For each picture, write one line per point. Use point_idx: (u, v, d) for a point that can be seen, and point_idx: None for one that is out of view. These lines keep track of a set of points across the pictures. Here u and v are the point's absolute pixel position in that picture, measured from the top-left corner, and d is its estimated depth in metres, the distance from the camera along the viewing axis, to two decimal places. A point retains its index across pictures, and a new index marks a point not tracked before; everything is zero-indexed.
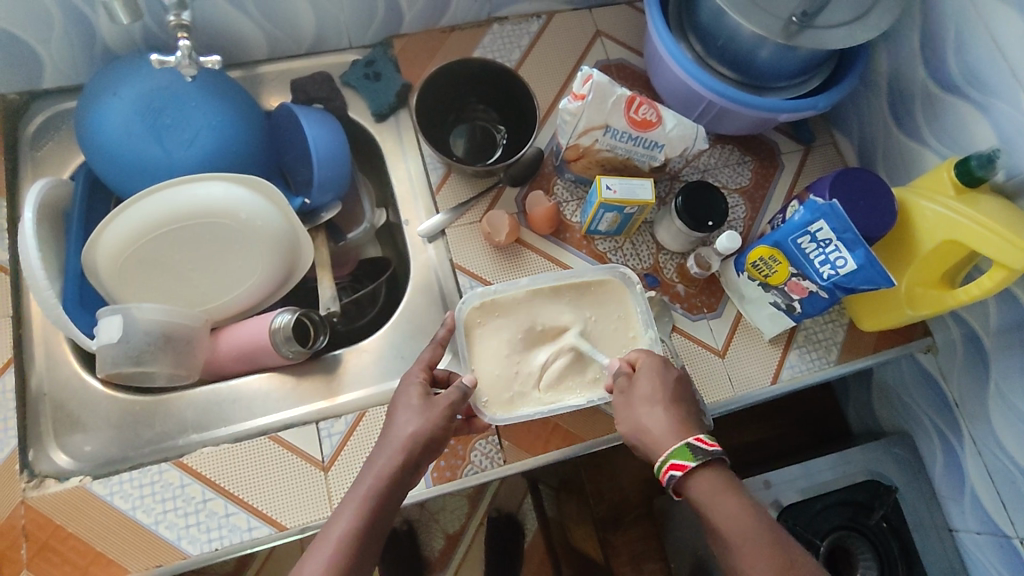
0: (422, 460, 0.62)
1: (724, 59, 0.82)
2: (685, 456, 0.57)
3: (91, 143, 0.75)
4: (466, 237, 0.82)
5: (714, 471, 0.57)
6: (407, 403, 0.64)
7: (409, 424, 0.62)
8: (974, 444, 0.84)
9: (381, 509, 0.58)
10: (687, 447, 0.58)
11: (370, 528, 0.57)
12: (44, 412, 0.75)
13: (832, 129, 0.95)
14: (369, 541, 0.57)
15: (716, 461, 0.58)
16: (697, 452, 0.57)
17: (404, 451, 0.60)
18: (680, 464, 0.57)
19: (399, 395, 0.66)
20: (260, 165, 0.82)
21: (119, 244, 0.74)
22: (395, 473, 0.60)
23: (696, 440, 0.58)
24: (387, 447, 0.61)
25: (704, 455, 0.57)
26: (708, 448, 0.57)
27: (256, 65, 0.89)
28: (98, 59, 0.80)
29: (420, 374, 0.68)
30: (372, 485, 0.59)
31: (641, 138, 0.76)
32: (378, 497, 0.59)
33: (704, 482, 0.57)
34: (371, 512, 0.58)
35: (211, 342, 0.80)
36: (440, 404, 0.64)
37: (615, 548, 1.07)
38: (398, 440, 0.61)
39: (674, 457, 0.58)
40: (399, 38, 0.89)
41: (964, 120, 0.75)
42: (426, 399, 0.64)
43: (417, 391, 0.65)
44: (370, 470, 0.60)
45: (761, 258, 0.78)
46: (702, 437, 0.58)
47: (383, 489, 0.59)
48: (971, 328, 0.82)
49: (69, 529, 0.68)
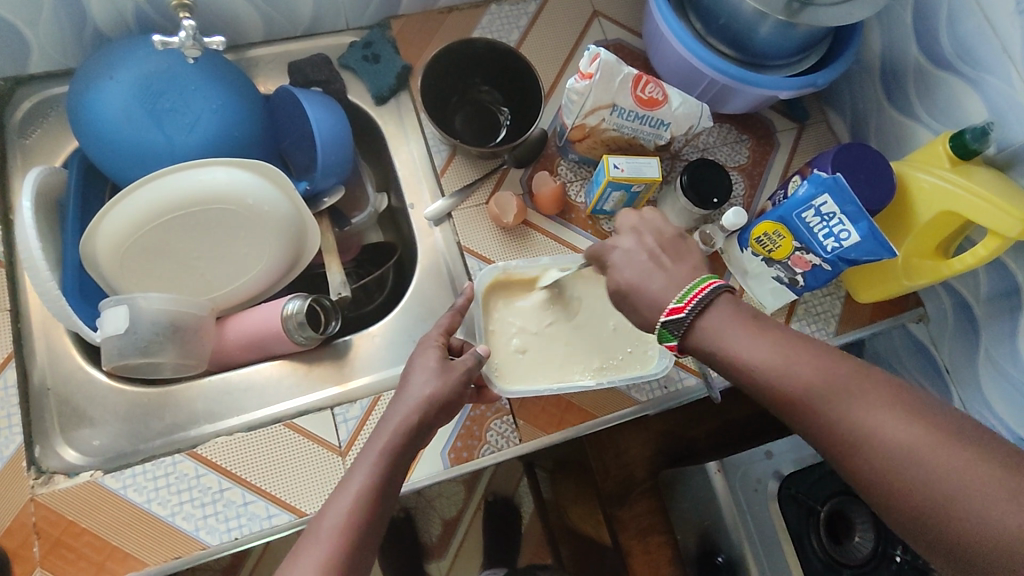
0: (437, 420, 0.62)
1: (724, 38, 0.83)
2: (670, 338, 0.56)
3: (86, 129, 0.73)
4: (472, 219, 0.82)
5: (708, 321, 0.54)
6: (424, 364, 0.64)
7: (426, 386, 0.62)
8: (965, 408, 0.88)
9: (396, 466, 0.58)
10: (664, 332, 0.56)
11: (387, 482, 0.57)
12: (48, 407, 0.72)
13: (825, 107, 0.97)
14: (386, 496, 0.57)
15: (699, 316, 0.54)
16: (674, 330, 0.55)
17: (421, 409, 0.60)
18: (671, 345, 0.57)
19: (416, 356, 0.66)
20: (262, 150, 0.81)
21: (121, 234, 0.72)
22: (412, 430, 0.59)
23: (667, 318, 0.55)
24: (404, 405, 0.61)
25: (678, 330, 0.54)
26: (677, 320, 0.54)
27: (250, 48, 0.87)
28: (88, 42, 0.77)
29: (439, 338, 0.68)
30: (390, 439, 0.59)
31: (648, 116, 0.77)
32: (395, 454, 0.58)
33: (710, 323, 0.53)
34: (387, 468, 0.57)
35: (217, 331, 0.79)
36: (457, 368, 0.64)
37: (622, 523, 1.10)
38: (415, 399, 0.61)
39: (664, 342, 0.57)
40: (397, 19, 0.88)
41: (956, 94, 0.77)
42: (444, 361, 0.64)
43: (435, 354, 0.65)
44: (385, 425, 0.60)
45: (766, 233, 0.79)
46: (670, 310, 0.55)
47: (400, 445, 0.59)
48: (961, 296, 0.86)
49: (83, 524, 0.66)
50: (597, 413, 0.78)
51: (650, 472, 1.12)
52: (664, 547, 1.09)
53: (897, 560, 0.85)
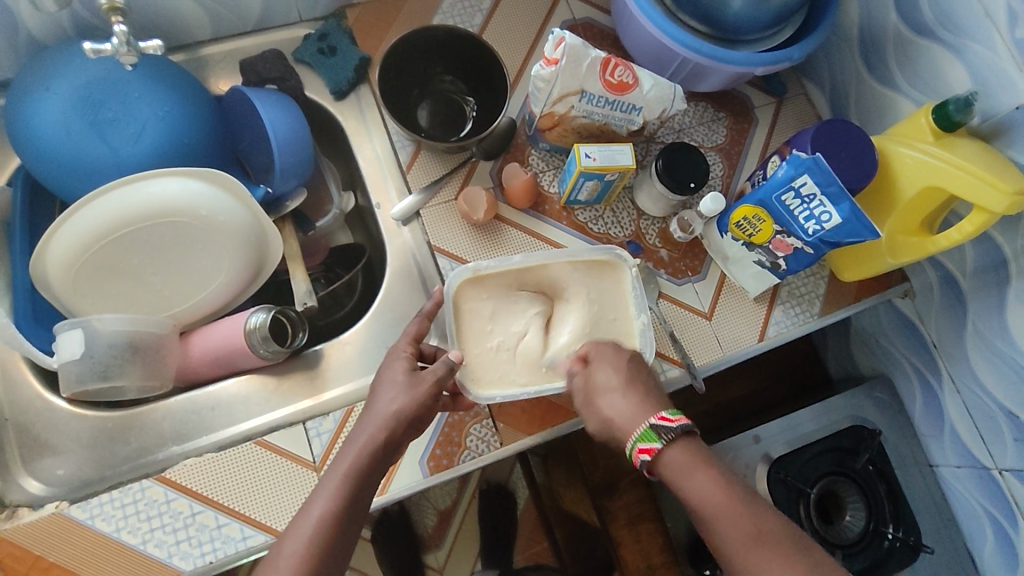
0: (406, 436, 0.60)
1: (696, 13, 0.79)
2: (650, 439, 0.58)
3: (26, 144, 0.68)
4: (441, 217, 0.79)
5: (683, 447, 0.57)
6: (392, 379, 0.62)
7: (394, 401, 0.60)
8: (953, 382, 0.86)
9: (361, 488, 0.56)
10: (652, 429, 0.58)
11: (350, 507, 0.55)
12: (9, 438, 0.70)
13: (803, 80, 0.94)
14: (348, 522, 0.54)
15: (681, 436, 0.58)
16: (661, 433, 0.57)
17: (387, 428, 0.58)
18: (647, 447, 0.58)
19: (384, 369, 0.64)
20: (217, 155, 0.76)
21: (69, 254, 0.68)
22: (379, 450, 0.58)
23: (658, 420, 0.58)
24: (371, 423, 0.59)
25: (668, 434, 0.57)
26: (668, 426, 0.57)
27: (199, 46, 0.82)
28: (23, 51, 0.73)
29: (408, 348, 0.65)
30: (354, 461, 0.57)
31: (619, 102, 0.73)
32: (362, 474, 0.56)
33: (675, 458, 0.57)
34: (350, 491, 0.55)
35: (182, 347, 0.76)
36: (426, 379, 0.61)
37: (611, 513, 0.99)
38: (382, 416, 0.59)
39: (640, 441, 0.58)
40: (352, 8, 0.84)
41: (938, 62, 0.74)
42: (412, 373, 0.62)
43: (403, 366, 0.62)
44: (350, 447, 0.58)
45: (746, 217, 0.76)
46: (664, 415, 0.58)
47: (364, 466, 0.57)
48: (946, 269, 0.83)
49: (51, 559, 0.64)
50: (577, 412, 0.77)
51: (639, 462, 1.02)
52: (656, 535, 0.98)
53: (888, 537, 0.92)
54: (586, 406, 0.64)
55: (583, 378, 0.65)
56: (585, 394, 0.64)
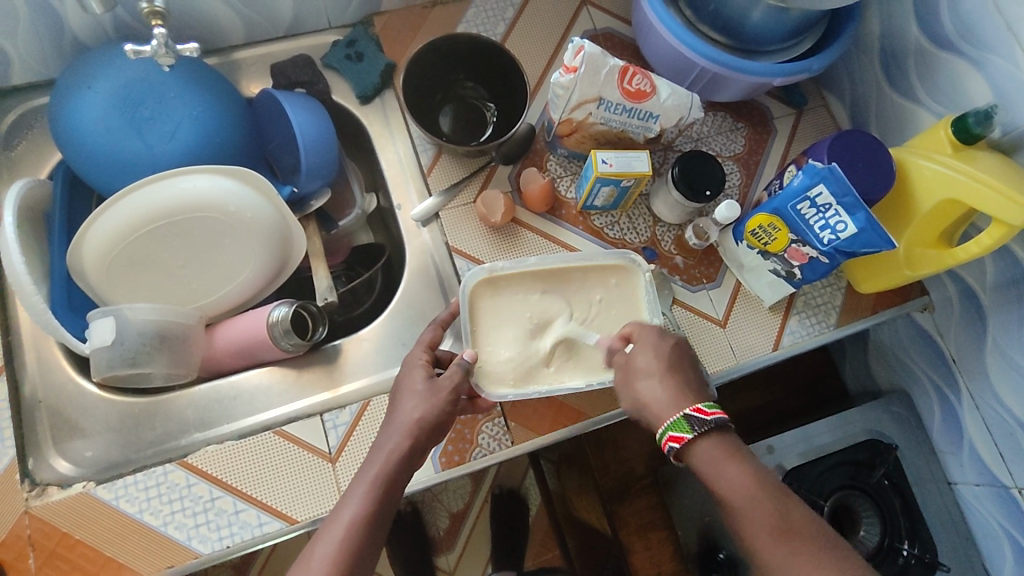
0: (429, 442, 0.62)
1: (715, 24, 0.80)
2: (681, 429, 0.58)
3: (68, 140, 0.72)
4: (460, 219, 0.81)
5: (715, 440, 0.57)
6: (412, 388, 0.63)
7: (416, 409, 0.61)
8: (972, 398, 0.85)
9: (389, 493, 0.58)
10: (684, 419, 0.58)
11: (380, 512, 0.57)
12: (41, 419, 0.73)
13: (823, 91, 0.94)
14: (377, 527, 0.57)
15: (715, 429, 0.58)
16: (694, 424, 0.58)
17: (411, 435, 0.60)
18: (678, 436, 0.58)
19: (403, 378, 0.65)
20: (246, 155, 0.79)
21: (104, 245, 0.71)
22: (406, 456, 0.60)
23: (693, 411, 0.58)
24: (395, 431, 0.61)
25: (700, 427, 0.57)
26: (703, 418, 0.58)
27: (233, 50, 0.86)
28: (68, 51, 0.77)
29: (424, 355, 0.67)
30: (381, 468, 0.59)
31: (636, 110, 0.75)
32: (389, 480, 0.59)
33: (703, 451, 0.57)
34: (379, 496, 0.57)
35: (207, 338, 0.79)
36: (444, 387, 0.63)
37: (622, 519, 1.00)
38: (405, 424, 0.61)
39: (671, 430, 0.58)
40: (379, 16, 0.86)
41: (959, 75, 0.74)
42: (430, 381, 0.64)
43: (421, 374, 0.64)
44: (377, 453, 0.60)
45: (761, 226, 0.77)
46: (699, 407, 0.59)
47: (391, 472, 0.59)
48: (967, 284, 0.82)
49: (77, 536, 0.67)
50: (588, 414, 0.78)
51: (649, 468, 1.04)
52: (666, 543, 0.99)
53: (903, 553, 0.90)
54: (624, 385, 0.64)
55: (623, 359, 0.66)
56: (625, 372, 0.65)
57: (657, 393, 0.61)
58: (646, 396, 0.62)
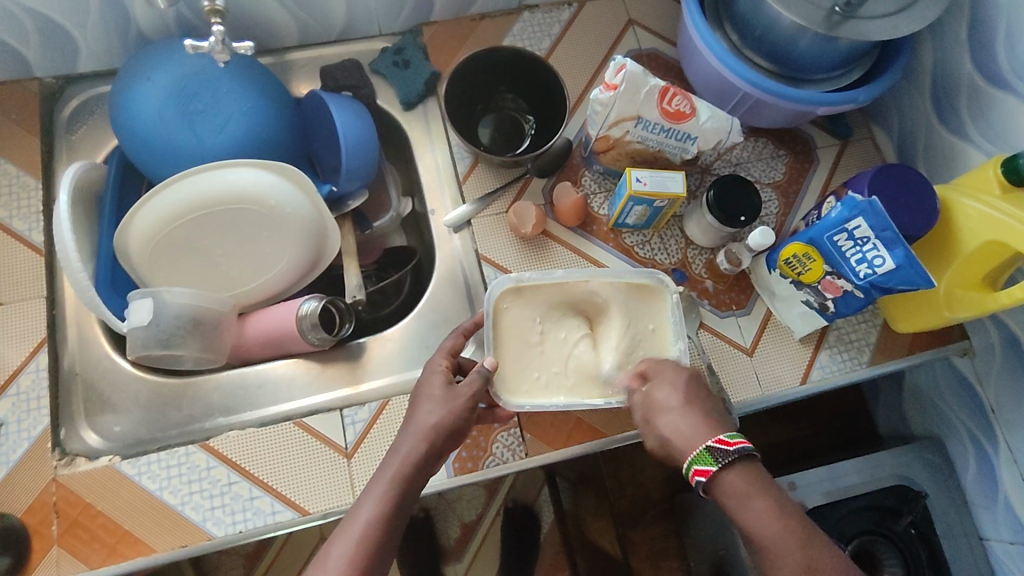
0: (444, 450, 0.62)
1: (761, 50, 0.79)
2: (706, 462, 0.56)
3: (124, 126, 0.75)
4: (492, 227, 0.82)
5: (740, 470, 0.55)
6: (429, 393, 0.64)
7: (433, 414, 0.62)
8: (1010, 451, 0.81)
9: (405, 495, 0.58)
10: (708, 451, 0.56)
11: (396, 513, 0.57)
12: (76, 391, 0.76)
13: (870, 124, 0.92)
14: (393, 529, 0.57)
15: (742, 459, 0.55)
16: (717, 456, 0.55)
17: (427, 439, 0.60)
18: (703, 469, 0.56)
19: (422, 384, 0.65)
20: (290, 152, 0.82)
21: (150, 229, 0.74)
22: (421, 460, 0.60)
23: (715, 442, 0.56)
24: (412, 433, 0.61)
25: (723, 458, 0.55)
26: (727, 448, 0.55)
27: (287, 51, 0.89)
28: (132, 42, 0.81)
29: (443, 362, 0.67)
30: (397, 470, 0.59)
31: (674, 130, 0.74)
32: (405, 482, 0.59)
33: (731, 482, 0.55)
34: (395, 498, 0.58)
35: (238, 326, 0.81)
36: (462, 395, 0.63)
37: (633, 544, 1.06)
38: (420, 429, 0.61)
39: (696, 463, 0.56)
40: (428, 26, 0.88)
41: (1012, 115, 0.71)
42: (449, 388, 0.64)
43: (440, 380, 0.64)
44: (394, 455, 0.60)
45: (796, 255, 0.75)
46: (721, 437, 0.56)
47: (407, 474, 0.59)
48: (1011, 331, 0.78)
49: (99, 507, 0.69)
50: (605, 432, 0.77)
51: (665, 494, 1.08)
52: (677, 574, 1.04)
53: None
54: (646, 424, 0.62)
55: (642, 395, 0.64)
56: (646, 411, 0.62)
57: (680, 420, 0.59)
58: (666, 419, 0.60)
